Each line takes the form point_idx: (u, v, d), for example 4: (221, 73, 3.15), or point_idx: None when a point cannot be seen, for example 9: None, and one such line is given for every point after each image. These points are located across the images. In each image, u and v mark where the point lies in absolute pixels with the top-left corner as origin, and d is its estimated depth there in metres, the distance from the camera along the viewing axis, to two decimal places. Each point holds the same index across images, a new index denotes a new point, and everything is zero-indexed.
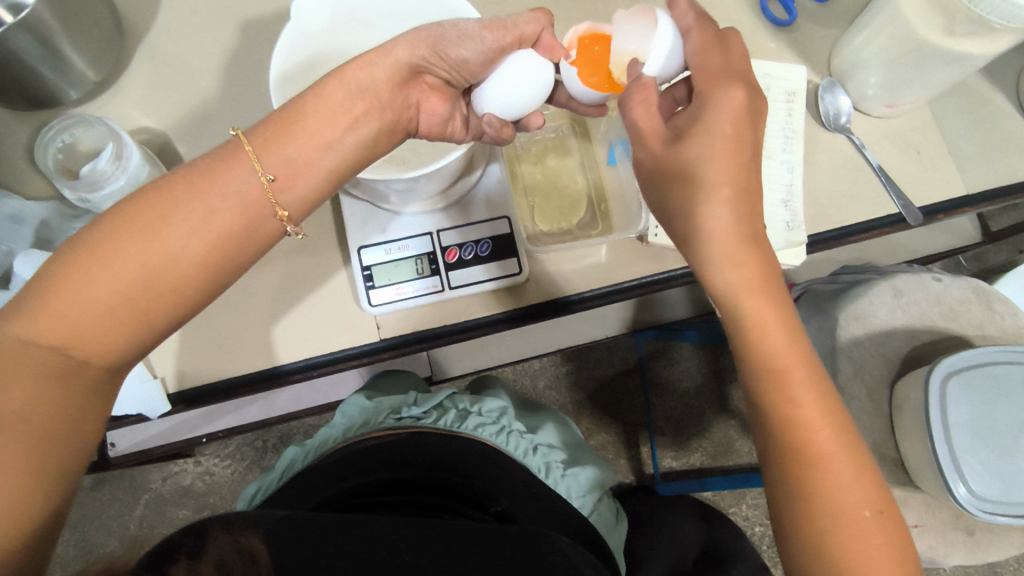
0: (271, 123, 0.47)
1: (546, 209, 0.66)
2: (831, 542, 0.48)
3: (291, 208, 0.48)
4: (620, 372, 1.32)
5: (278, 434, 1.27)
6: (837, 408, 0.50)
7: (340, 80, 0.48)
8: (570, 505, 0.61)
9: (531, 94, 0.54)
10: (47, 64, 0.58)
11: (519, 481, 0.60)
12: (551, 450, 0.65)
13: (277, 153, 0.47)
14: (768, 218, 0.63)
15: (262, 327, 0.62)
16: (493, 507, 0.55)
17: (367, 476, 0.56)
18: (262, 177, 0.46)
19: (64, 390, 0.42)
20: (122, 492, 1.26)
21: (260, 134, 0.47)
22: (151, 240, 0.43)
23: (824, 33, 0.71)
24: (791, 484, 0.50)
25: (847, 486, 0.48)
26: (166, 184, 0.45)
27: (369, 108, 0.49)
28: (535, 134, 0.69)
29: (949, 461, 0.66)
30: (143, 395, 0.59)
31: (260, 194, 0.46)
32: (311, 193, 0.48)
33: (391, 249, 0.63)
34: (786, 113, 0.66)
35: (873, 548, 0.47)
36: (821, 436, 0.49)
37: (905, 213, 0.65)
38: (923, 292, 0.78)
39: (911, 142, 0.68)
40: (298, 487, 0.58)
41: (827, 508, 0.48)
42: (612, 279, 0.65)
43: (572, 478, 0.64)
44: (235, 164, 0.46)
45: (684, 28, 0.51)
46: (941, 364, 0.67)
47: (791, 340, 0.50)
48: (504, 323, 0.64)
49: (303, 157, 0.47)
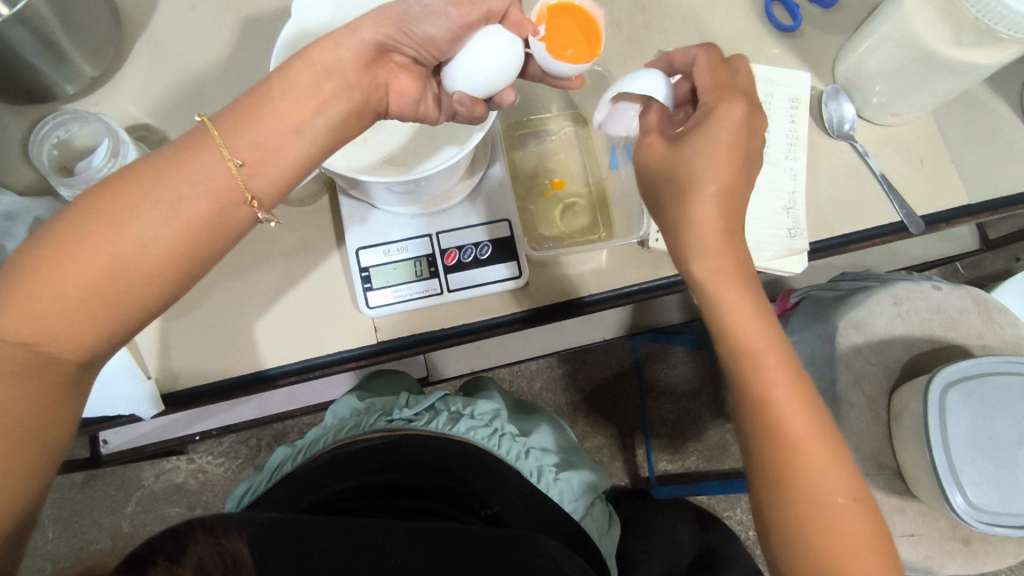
0: (240, 108, 0.46)
1: (547, 213, 0.66)
2: (807, 529, 0.49)
3: (259, 192, 0.46)
4: (617, 375, 1.32)
5: (271, 433, 1.26)
6: (807, 386, 0.52)
7: (312, 65, 0.46)
8: (561, 508, 0.60)
9: (502, 69, 0.51)
10: (43, 58, 0.57)
11: (511, 486, 0.59)
12: (544, 454, 0.64)
13: (246, 138, 0.45)
14: (770, 225, 0.63)
15: (258, 326, 0.61)
16: (484, 511, 0.56)
17: (355, 481, 0.56)
18: (230, 163, 0.44)
19: (33, 385, 0.41)
20: (113, 489, 1.25)
21: (228, 120, 0.45)
22: (121, 230, 0.42)
23: (828, 39, 0.70)
24: (786, 482, 0.50)
25: (823, 470, 0.50)
26: (134, 172, 0.44)
27: (343, 94, 0.47)
28: (540, 136, 0.68)
29: (947, 471, 0.66)
30: (132, 398, 0.57)
31: (229, 180, 0.45)
32: (283, 176, 0.46)
33: (389, 251, 0.62)
34: (789, 120, 0.66)
35: (852, 532, 0.48)
36: (795, 422, 0.50)
37: (908, 222, 0.65)
38: (922, 300, 0.78)
39: (915, 150, 0.68)
40: (286, 492, 0.57)
41: (805, 495, 0.49)
42: (613, 284, 0.65)
43: (565, 483, 0.63)
44: (202, 150, 0.44)
45: (706, 49, 0.53)
46: (940, 374, 0.67)
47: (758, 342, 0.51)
48: (526, 321, 0.64)
49: (272, 142, 0.45)
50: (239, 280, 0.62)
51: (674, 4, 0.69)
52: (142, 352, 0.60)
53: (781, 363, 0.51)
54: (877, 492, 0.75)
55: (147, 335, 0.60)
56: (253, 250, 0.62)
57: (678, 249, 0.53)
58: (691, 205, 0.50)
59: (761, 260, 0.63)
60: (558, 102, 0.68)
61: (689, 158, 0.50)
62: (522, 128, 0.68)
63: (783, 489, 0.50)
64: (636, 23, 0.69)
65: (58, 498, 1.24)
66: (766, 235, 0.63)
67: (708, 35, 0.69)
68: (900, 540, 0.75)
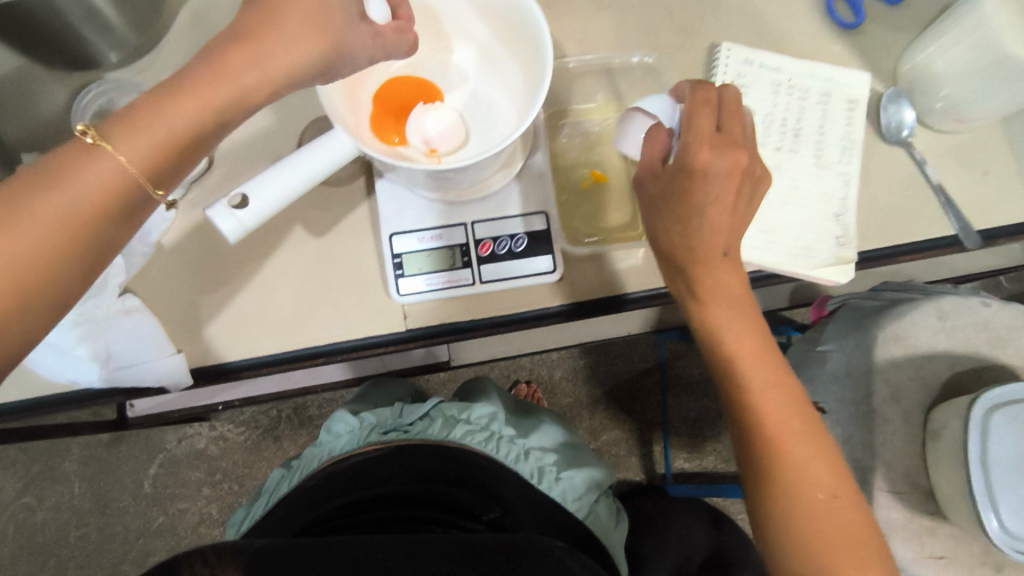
0: (168, 92, 0.40)
1: (582, 207, 0.64)
2: (793, 524, 0.53)
3: (137, 150, 0.39)
4: (640, 371, 1.30)
5: (292, 405, 1.27)
6: (795, 393, 0.55)
7: (256, 62, 0.41)
8: (562, 508, 0.62)
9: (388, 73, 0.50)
10: (90, 25, 0.57)
11: (511, 488, 0.62)
12: (544, 454, 0.65)
13: (142, 143, 0.39)
14: (818, 232, 0.61)
15: (289, 307, 0.61)
16: (486, 515, 0.58)
17: (355, 494, 0.59)
18: (89, 135, 0.39)
19: None
20: (137, 450, 1.27)
21: (122, 130, 0.39)
22: (10, 222, 0.37)
23: (892, 38, 0.66)
24: (783, 504, 0.53)
25: (806, 466, 0.53)
26: (21, 190, 0.38)
27: (228, 62, 0.41)
28: (581, 126, 0.65)
29: (984, 495, 0.64)
30: (165, 370, 0.59)
31: (127, 194, 0.40)
32: (171, 144, 0.40)
33: (424, 238, 0.61)
34: (845, 122, 0.63)
35: (840, 527, 0.52)
36: (776, 427, 0.54)
37: (964, 236, 0.62)
38: (969, 316, 0.75)
39: (978, 160, 0.64)
40: (284, 514, 0.59)
41: (789, 492, 0.53)
42: (649, 284, 0.63)
43: (568, 481, 0.64)
44: (91, 162, 0.39)
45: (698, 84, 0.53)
46: (984, 396, 0.65)
47: (743, 348, 0.54)
48: (559, 317, 0.63)
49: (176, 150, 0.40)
50: (271, 258, 0.61)
51: None
52: (174, 325, 0.60)
53: (769, 393, 0.54)
54: (906, 511, 0.73)
55: (181, 308, 0.60)
56: (286, 229, 0.62)
57: (667, 250, 0.54)
58: (695, 218, 0.51)
59: (805, 268, 0.60)
60: (602, 93, 0.66)
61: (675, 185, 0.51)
62: (563, 117, 0.65)
63: (783, 514, 0.53)
64: (691, 13, 0.66)
65: (85, 455, 1.27)
66: (812, 241, 0.61)
67: (765, 30, 0.66)
68: (927, 561, 0.73)
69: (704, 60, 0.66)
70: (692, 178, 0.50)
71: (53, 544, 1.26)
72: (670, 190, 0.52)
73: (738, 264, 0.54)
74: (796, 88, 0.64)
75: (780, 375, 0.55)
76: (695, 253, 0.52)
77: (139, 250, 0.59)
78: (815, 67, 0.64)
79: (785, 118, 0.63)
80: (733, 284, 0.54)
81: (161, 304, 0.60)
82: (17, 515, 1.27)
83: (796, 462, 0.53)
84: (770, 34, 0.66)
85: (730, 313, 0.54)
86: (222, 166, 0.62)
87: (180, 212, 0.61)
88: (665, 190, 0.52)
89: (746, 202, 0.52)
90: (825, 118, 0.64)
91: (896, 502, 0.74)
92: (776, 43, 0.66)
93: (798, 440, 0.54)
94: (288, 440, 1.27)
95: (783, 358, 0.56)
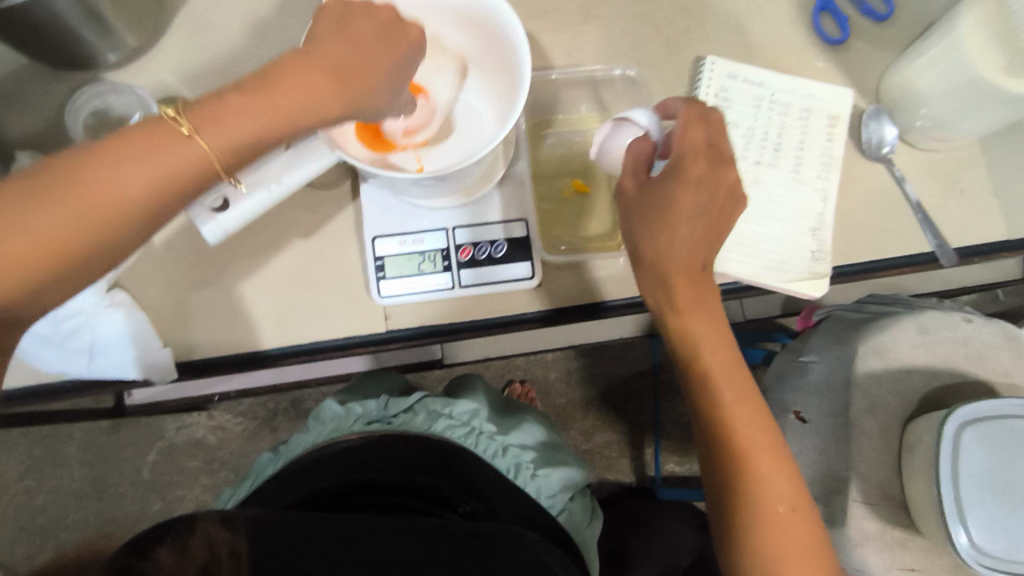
0: (249, 91, 0.42)
1: (563, 217, 0.65)
2: (755, 532, 0.54)
3: (220, 147, 0.41)
4: (632, 374, 1.31)
5: (288, 398, 1.29)
6: (763, 402, 0.56)
7: (360, 79, 0.45)
8: (536, 503, 0.63)
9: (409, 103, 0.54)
10: (89, 28, 0.59)
11: (489, 482, 0.63)
12: (522, 451, 0.66)
13: (231, 133, 0.41)
14: (793, 246, 0.62)
15: (275, 305, 0.63)
16: (461, 507, 0.60)
17: (341, 478, 0.60)
18: (177, 121, 0.41)
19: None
20: (136, 437, 1.30)
21: (214, 116, 0.41)
22: (90, 184, 0.39)
23: (877, 56, 0.67)
24: (742, 511, 0.55)
25: (768, 476, 0.54)
26: (103, 152, 0.40)
27: (334, 70, 0.44)
28: (565, 138, 0.67)
29: (953, 508, 0.65)
30: (152, 363, 0.60)
31: (203, 175, 0.42)
32: (250, 146, 0.42)
33: (406, 241, 0.63)
34: (825, 138, 0.64)
35: (795, 538, 0.53)
36: (746, 439, 0.55)
37: (940, 254, 0.62)
38: (949, 332, 0.76)
39: (958, 179, 0.65)
40: (272, 489, 0.61)
41: (747, 499, 0.54)
42: (627, 292, 0.64)
43: (544, 479, 0.65)
44: (177, 142, 0.41)
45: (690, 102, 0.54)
46: (957, 412, 0.65)
47: (719, 360, 0.56)
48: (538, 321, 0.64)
49: (262, 142, 0.43)
50: (259, 257, 0.63)
51: (719, 8, 0.67)
52: (162, 320, 0.62)
53: (740, 399, 0.56)
54: (881, 523, 0.74)
55: (172, 304, 0.62)
56: (275, 230, 0.63)
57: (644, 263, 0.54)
58: (675, 224, 0.52)
59: (778, 282, 0.61)
60: (588, 104, 0.67)
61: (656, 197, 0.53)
62: (547, 127, 0.67)
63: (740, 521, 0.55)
64: (678, 26, 0.67)
65: (85, 440, 1.30)
66: (787, 255, 0.62)
67: (750, 45, 0.67)
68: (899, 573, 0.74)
69: (690, 73, 0.67)
70: (681, 192, 0.52)
71: (53, 525, 1.29)
72: (654, 195, 0.53)
73: (708, 274, 0.55)
74: (778, 103, 0.65)
75: (751, 383, 0.56)
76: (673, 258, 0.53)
77: None
78: (797, 83, 0.65)
79: (766, 133, 0.64)
80: (709, 291, 0.55)
81: (152, 299, 0.62)
82: (18, 497, 1.30)
83: (759, 470, 0.54)
84: (757, 48, 0.67)
85: (707, 319, 0.55)
86: None
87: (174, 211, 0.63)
88: (652, 200, 0.53)
89: (725, 214, 0.54)
90: (806, 134, 0.64)
91: (869, 514, 0.74)
92: (761, 58, 0.67)
93: (762, 449, 0.55)
94: (283, 432, 1.29)
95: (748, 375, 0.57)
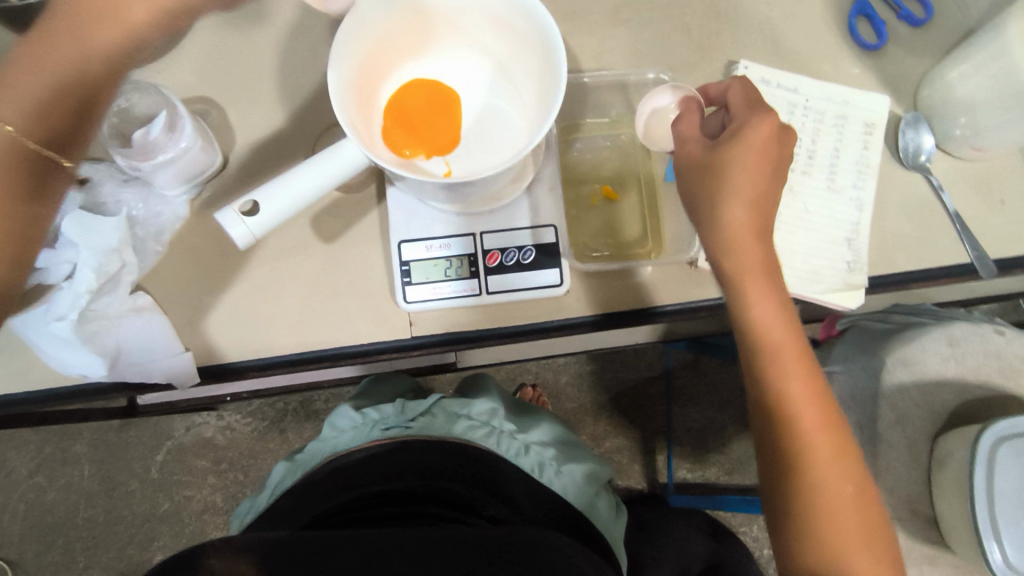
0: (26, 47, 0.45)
1: (591, 224, 0.64)
2: (816, 513, 0.53)
3: (17, 121, 0.45)
4: (645, 379, 1.29)
5: (298, 399, 1.28)
6: (824, 388, 0.54)
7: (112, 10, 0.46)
8: (563, 500, 0.62)
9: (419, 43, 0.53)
10: None
11: (516, 481, 0.62)
12: (545, 448, 0.65)
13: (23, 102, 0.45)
14: (828, 256, 0.61)
15: (296, 309, 0.62)
16: (486, 512, 0.59)
17: (361, 490, 0.59)
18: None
19: None
20: (146, 436, 1.29)
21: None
22: None
23: (913, 61, 0.66)
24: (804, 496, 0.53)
25: (832, 464, 0.53)
26: None
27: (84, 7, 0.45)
28: (593, 142, 0.65)
29: (988, 524, 0.63)
30: (173, 367, 0.60)
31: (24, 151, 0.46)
32: (52, 107, 0.46)
33: (431, 246, 0.61)
34: (860, 146, 0.63)
35: (852, 521, 0.53)
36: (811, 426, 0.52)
37: (979, 266, 0.61)
38: (982, 344, 0.74)
39: (996, 190, 0.63)
40: (290, 505, 0.60)
41: (813, 487, 0.53)
42: (656, 301, 0.62)
43: (568, 475, 0.64)
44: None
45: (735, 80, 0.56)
46: (993, 426, 0.63)
47: (781, 342, 0.53)
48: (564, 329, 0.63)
49: (72, 101, 0.46)
50: (281, 260, 0.62)
51: (752, 11, 0.66)
52: (182, 323, 0.61)
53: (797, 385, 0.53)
54: (906, 536, 0.73)
55: (192, 306, 0.61)
56: (297, 232, 0.62)
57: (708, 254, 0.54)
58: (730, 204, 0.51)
59: (813, 292, 0.60)
60: (618, 107, 0.66)
61: (722, 169, 0.51)
62: (575, 131, 0.65)
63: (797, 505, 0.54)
64: (710, 30, 0.66)
65: (95, 438, 1.30)
66: (822, 265, 0.60)
67: (783, 49, 0.65)
68: None
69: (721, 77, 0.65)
70: (744, 161, 0.50)
71: (61, 524, 1.28)
72: (718, 168, 0.51)
73: (770, 259, 0.53)
74: (812, 110, 0.63)
75: (810, 373, 0.54)
76: (729, 238, 0.52)
77: (153, 249, 0.61)
78: (831, 90, 0.64)
79: (800, 140, 0.63)
80: (770, 270, 0.53)
81: (172, 302, 0.61)
82: (27, 495, 1.29)
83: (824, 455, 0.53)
84: (790, 53, 0.65)
85: (763, 306, 0.52)
86: (237, 167, 0.63)
87: (194, 213, 0.62)
88: (715, 169, 0.51)
89: (773, 197, 0.52)
90: (841, 141, 0.63)
91: (894, 526, 0.74)
92: (794, 63, 0.66)
93: (824, 434, 0.53)
94: (294, 433, 1.28)
95: (814, 359, 0.55)
